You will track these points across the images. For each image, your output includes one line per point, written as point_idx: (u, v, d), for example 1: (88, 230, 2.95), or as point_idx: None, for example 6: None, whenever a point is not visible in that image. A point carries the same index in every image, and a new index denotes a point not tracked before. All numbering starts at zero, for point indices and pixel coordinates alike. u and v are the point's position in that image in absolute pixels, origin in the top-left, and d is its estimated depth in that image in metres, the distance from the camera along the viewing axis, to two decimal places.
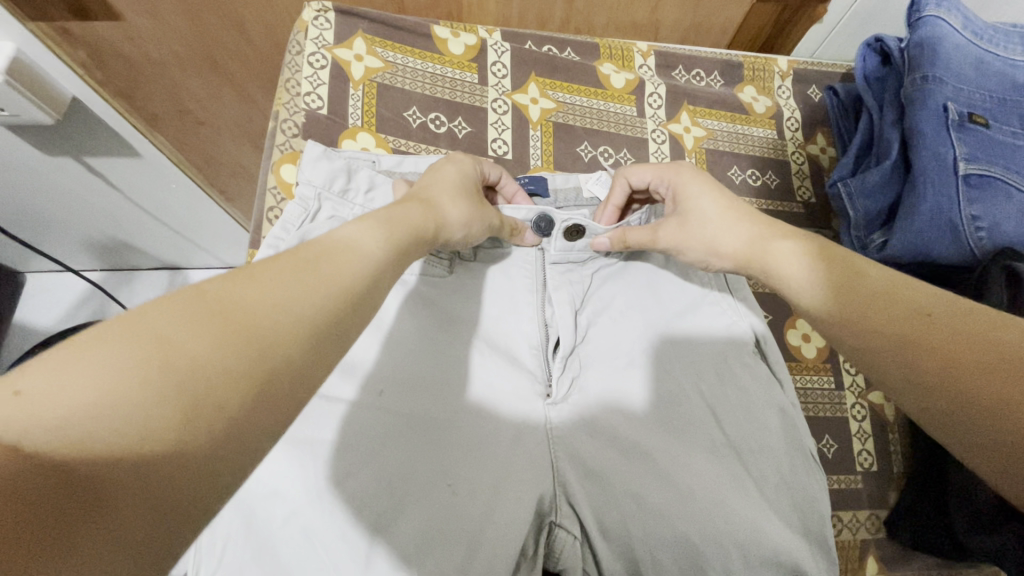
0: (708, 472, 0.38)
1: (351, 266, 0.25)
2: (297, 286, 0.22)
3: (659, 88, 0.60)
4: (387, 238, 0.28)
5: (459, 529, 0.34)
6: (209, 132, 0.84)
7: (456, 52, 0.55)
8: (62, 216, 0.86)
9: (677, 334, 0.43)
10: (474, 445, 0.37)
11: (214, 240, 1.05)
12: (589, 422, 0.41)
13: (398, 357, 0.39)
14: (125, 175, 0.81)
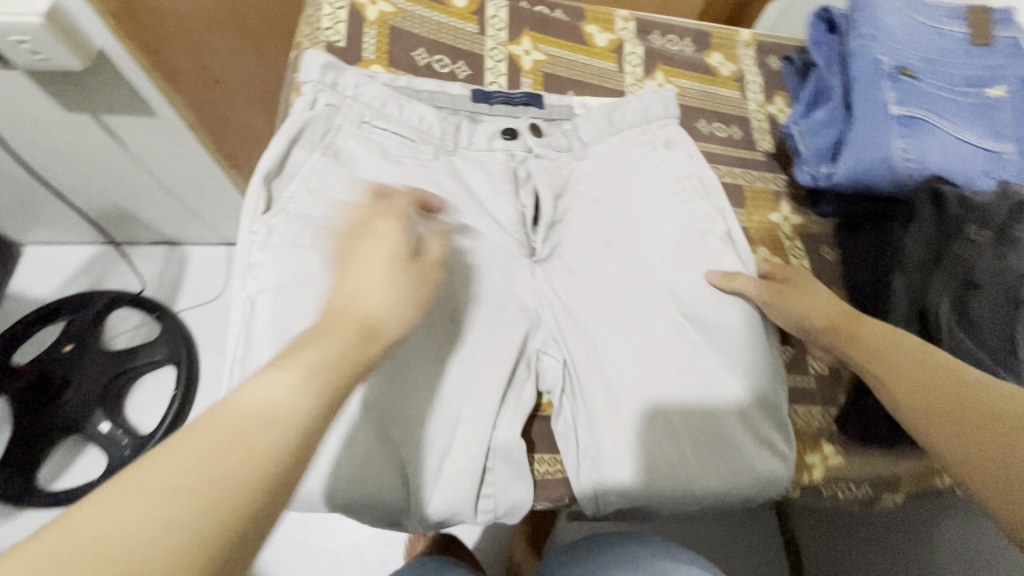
0: (660, 329, 0.50)
1: (269, 428, 0.25)
2: (194, 472, 0.23)
3: (637, 48, 0.68)
4: (307, 388, 0.27)
5: (469, 379, 0.44)
6: (222, 94, 0.90)
7: (459, 5, 0.63)
8: (65, 150, 0.93)
9: (639, 218, 0.55)
10: (478, 284, 0.49)
11: (199, 199, 1.14)
12: (559, 281, 0.52)
13: (413, 211, 0.50)
14: (133, 128, 0.90)
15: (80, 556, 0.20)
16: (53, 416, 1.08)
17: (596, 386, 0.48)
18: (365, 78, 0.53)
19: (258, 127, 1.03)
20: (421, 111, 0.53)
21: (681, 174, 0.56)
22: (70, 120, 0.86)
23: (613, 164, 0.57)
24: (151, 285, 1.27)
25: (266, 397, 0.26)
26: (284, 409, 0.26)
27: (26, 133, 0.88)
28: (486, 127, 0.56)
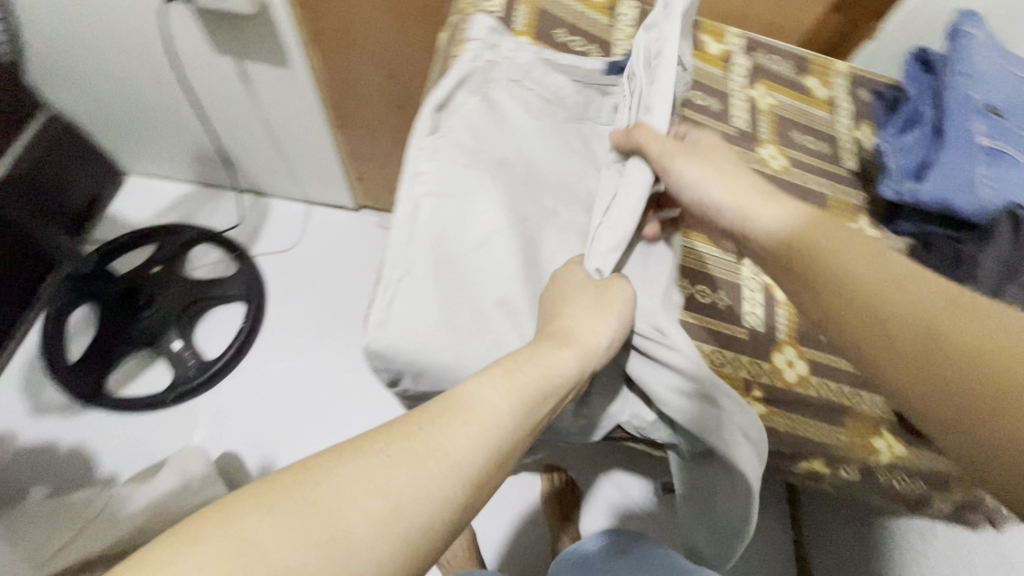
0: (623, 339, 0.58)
1: (483, 430, 0.38)
2: (434, 451, 0.35)
3: (743, 61, 0.76)
4: (516, 403, 0.40)
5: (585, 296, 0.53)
6: (351, 55, 0.96)
7: None
8: (203, 89, 1.06)
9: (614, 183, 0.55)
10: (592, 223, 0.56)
11: (298, 155, 1.24)
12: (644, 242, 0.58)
13: (545, 156, 0.57)
14: (265, 79, 1.01)
15: (328, 537, 0.30)
16: (133, 329, 1.17)
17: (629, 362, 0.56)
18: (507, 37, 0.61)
19: (375, 94, 1.05)
20: (560, 82, 0.61)
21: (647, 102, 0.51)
22: (216, 64, 0.98)
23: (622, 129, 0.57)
24: (234, 228, 1.37)
25: (484, 404, 0.39)
26: (494, 411, 0.38)
27: (178, 69, 1.01)
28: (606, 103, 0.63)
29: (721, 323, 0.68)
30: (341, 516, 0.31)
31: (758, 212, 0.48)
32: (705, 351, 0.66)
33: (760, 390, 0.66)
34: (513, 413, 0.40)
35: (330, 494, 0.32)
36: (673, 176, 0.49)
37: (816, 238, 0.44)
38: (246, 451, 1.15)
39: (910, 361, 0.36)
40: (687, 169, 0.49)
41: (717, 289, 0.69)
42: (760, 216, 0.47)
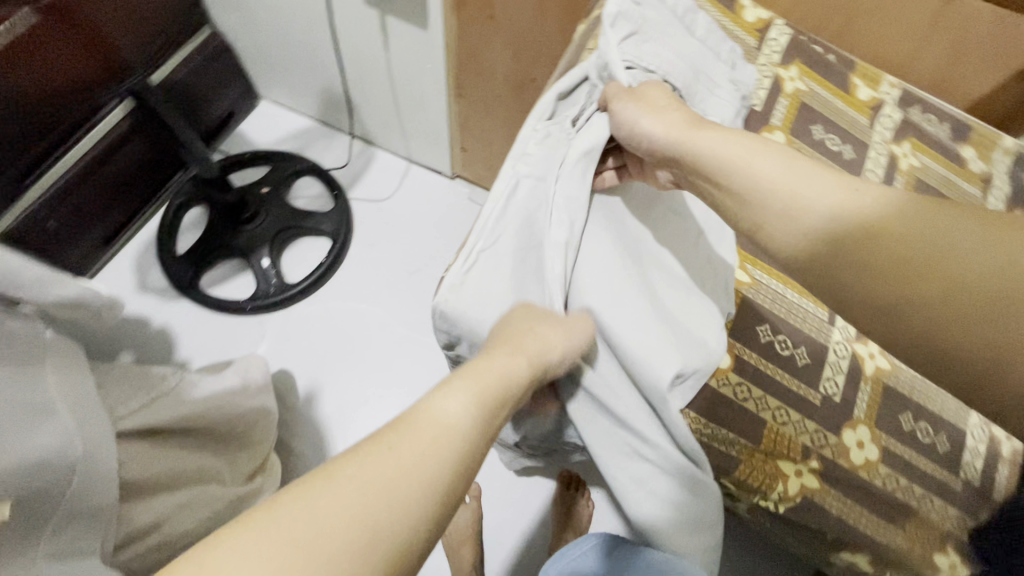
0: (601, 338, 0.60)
1: (451, 436, 0.43)
2: (405, 463, 0.40)
3: (894, 114, 0.71)
4: (475, 408, 0.45)
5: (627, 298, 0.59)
6: (485, 30, 0.98)
7: (749, 19, 0.72)
8: (347, 36, 1.14)
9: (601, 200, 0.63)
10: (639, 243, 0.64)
11: (412, 115, 1.30)
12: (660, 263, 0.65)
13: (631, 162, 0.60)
14: (402, 37, 1.06)
15: (303, 552, 0.35)
16: (233, 239, 1.28)
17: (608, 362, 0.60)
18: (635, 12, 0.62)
19: (498, 72, 1.06)
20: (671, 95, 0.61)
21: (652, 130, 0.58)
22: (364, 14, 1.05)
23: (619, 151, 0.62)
24: (340, 169, 1.46)
25: (448, 414, 0.44)
26: (455, 420, 0.43)
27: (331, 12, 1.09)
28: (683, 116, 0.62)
29: (795, 381, 0.64)
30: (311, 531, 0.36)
31: (696, 137, 0.55)
32: (769, 406, 0.63)
33: (819, 462, 0.62)
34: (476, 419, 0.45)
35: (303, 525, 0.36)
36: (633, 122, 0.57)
37: (799, 200, 0.50)
38: (298, 372, 1.23)
39: (944, 326, 0.43)
40: (622, 110, 0.57)
41: (801, 344, 0.65)
42: (700, 147, 0.55)
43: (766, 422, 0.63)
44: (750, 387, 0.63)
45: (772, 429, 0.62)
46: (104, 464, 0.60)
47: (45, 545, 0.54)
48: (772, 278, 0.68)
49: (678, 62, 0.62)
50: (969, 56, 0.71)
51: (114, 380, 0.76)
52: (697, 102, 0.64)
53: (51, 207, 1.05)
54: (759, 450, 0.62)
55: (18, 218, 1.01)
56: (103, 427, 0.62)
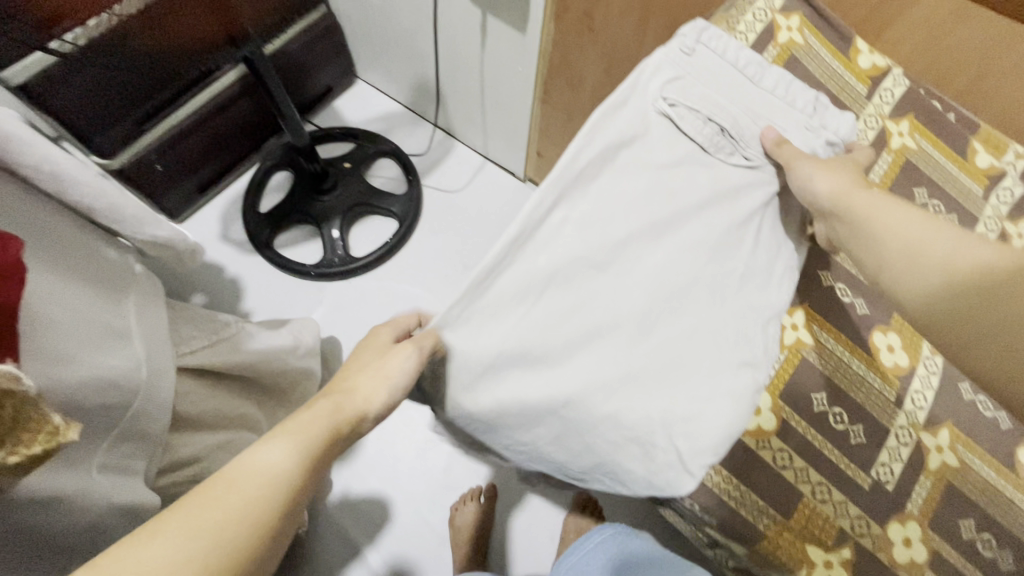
0: (623, 354, 0.57)
1: (268, 488, 0.41)
2: (196, 529, 0.37)
3: (1015, 187, 0.65)
4: (292, 456, 0.44)
5: (661, 310, 0.57)
6: (581, 43, 0.98)
7: (861, 65, 0.64)
8: (448, 31, 1.17)
9: (676, 207, 0.57)
10: (705, 247, 0.58)
11: (496, 115, 1.32)
12: (726, 285, 0.59)
13: (689, 171, 0.58)
14: (501, 39, 1.09)
15: None
16: (313, 206, 1.36)
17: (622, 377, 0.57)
18: (683, 61, 0.60)
19: (586, 85, 1.06)
20: (728, 124, 0.59)
21: (712, 149, 0.59)
22: (467, 14, 1.09)
23: (696, 169, 0.58)
24: (419, 155, 1.51)
25: (263, 466, 0.42)
26: (274, 469, 0.42)
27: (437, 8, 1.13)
28: (738, 161, 0.59)
29: (845, 461, 0.60)
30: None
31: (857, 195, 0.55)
32: (810, 480, 0.60)
33: (853, 549, 0.58)
34: (296, 465, 0.44)
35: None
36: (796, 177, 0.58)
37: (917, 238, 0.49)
38: (345, 342, 1.29)
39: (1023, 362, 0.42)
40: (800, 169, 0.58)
41: (859, 424, 0.60)
42: (852, 202, 0.55)
43: (803, 496, 0.59)
44: (792, 458, 0.60)
45: (808, 505, 0.59)
46: (161, 396, 0.66)
47: (102, 454, 0.60)
48: (838, 343, 0.62)
49: (736, 110, 0.60)
50: None
51: (183, 317, 0.81)
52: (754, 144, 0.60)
53: (160, 152, 1.16)
54: (788, 524, 0.59)
55: (133, 159, 1.12)
56: (166, 361, 0.68)
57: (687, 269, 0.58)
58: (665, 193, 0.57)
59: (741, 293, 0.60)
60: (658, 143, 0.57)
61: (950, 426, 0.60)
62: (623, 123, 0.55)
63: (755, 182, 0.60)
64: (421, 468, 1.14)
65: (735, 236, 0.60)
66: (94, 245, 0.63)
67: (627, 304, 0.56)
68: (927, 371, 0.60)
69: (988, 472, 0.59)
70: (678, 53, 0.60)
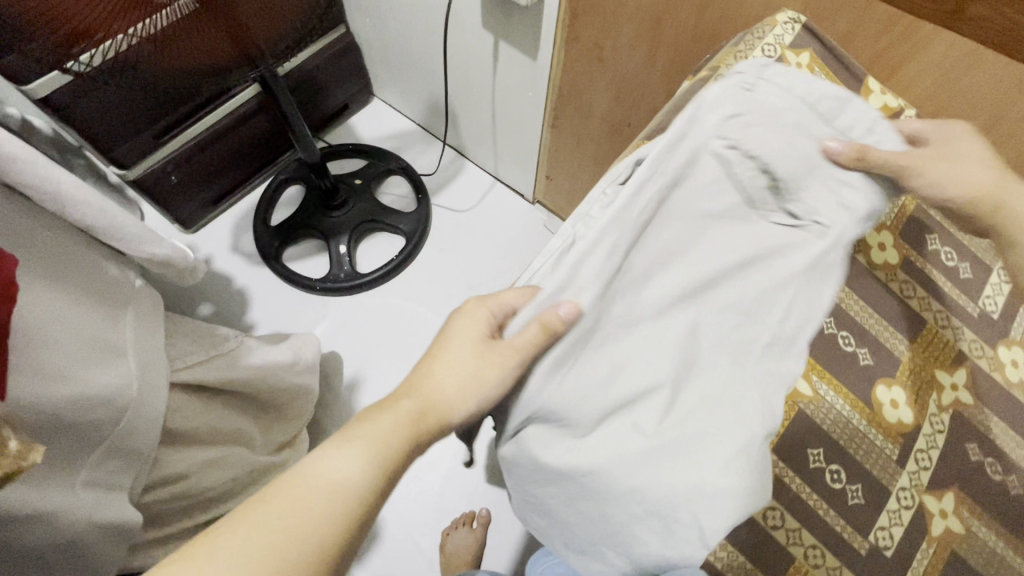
0: (644, 430, 0.48)
1: (344, 498, 0.43)
2: (273, 532, 0.40)
3: None
4: (363, 464, 0.45)
5: (688, 381, 0.49)
6: (592, 71, 0.98)
7: (872, 105, 0.63)
8: (461, 55, 1.19)
9: (715, 263, 0.50)
10: (743, 308, 0.51)
11: (506, 137, 1.33)
12: (764, 354, 0.51)
13: (728, 225, 0.50)
14: (513, 65, 1.09)
15: None
16: (321, 222, 1.37)
17: (641, 460, 0.48)
18: (744, 97, 0.48)
19: (596, 112, 1.06)
20: (784, 172, 0.49)
21: (755, 204, 0.50)
22: (480, 38, 1.10)
23: (735, 224, 0.50)
24: (429, 174, 1.52)
25: (333, 473, 0.44)
26: (344, 480, 0.44)
27: (451, 32, 1.14)
28: (781, 218, 0.51)
29: (842, 524, 0.51)
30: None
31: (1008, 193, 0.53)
32: (802, 542, 0.51)
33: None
34: (371, 477, 0.45)
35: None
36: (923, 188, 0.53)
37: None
38: (346, 358, 1.29)
39: None
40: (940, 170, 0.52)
41: (857, 482, 0.52)
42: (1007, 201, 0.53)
43: (793, 558, 0.51)
44: (784, 516, 0.51)
45: (800, 569, 0.51)
46: (150, 415, 0.66)
47: (87, 471, 0.60)
48: (840, 397, 0.54)
49: (797, 155, 0.49)
50: None
51: (183, 333, 0.81)
52: (803, 197, 0.51)
53: (178, 163, 1.18)
54: None
55: (149, 170, 1.13)
56: (159, 379, 0.68)
57: (720, 333, 0.51)
58: (694, 242, 0.50)
59: (771, 367, 0.51)
60: (706, 190, 0.48)
61: (955, 488, 0.53)
62: (672, 165, 0.45)
63: (802, 243, 0.51)
64: (414, 492, 1.12)
65: (777, 298, 0.52)
66: (98, 261, 0.63)
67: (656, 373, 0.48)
68: (931, 424, 0.54)
69: (995, 543, 0.52)
70: (739, 85, 0.48)
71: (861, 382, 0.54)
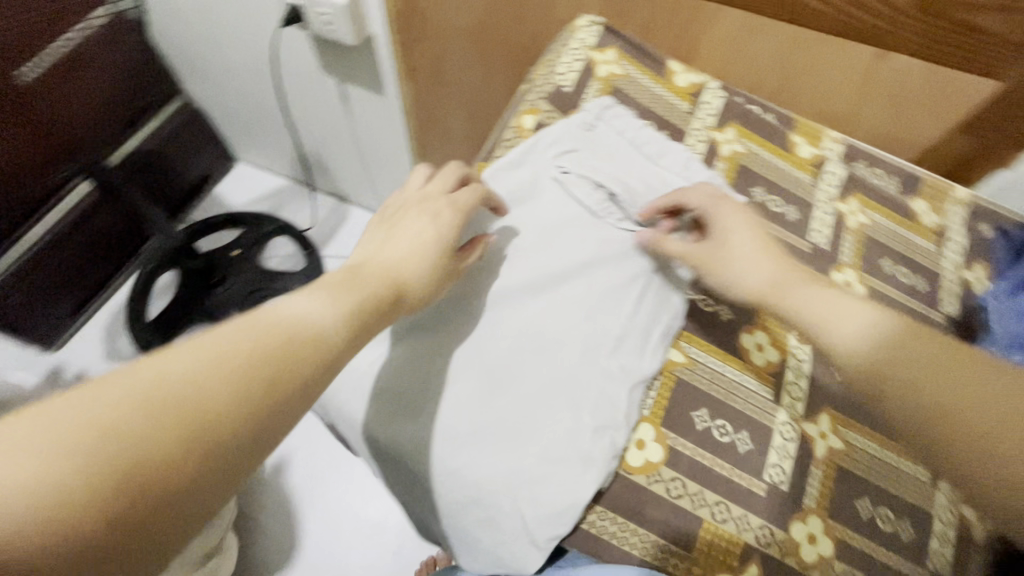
0: (493, 438, 0.44)
1: (313, 349, 0.33)
2: (212, 371, 0.29)
3: (838, 170, 0.67)
4: (328, 311, 0.35)
5: (551, 385, 0.46)
6: (439, 95, 1.00)
7: (679, 85, 0.66)
8: (310, 103, 1.15)
9: (565, 272, 0.51)
10: (596, 301, 0.50)
11: (380, 173, 1.31)
12: (628, 346, 0.49)
13: (576, 235, 0.53)
14: (362, 102, 1.07)
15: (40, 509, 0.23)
16: (206, 301, 1.27)
17: (490, 473, 0.43)
18: (584, 136, 0.57)
19: (455, 132, 1.08)
20: (611, 187, 0.54)
21: (595, 214, 0.54)
22: (321, 86, 1.07)
23: (574, 229, 0.53)
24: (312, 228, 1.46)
25: (290, 310, 0.34)
26: (304, 321, 0.34)
27: (290, 82, 1.10)
28: (624, 226, 0.54)
29: (736, 471, 0.49)
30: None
31: (778, 292, 0.45)
32: (708, 502, 0.47)
33: (762, 564, 0.46)
34: (345, 332, 0.35)
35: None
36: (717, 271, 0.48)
37: (829, 320, 0.41)
38: None
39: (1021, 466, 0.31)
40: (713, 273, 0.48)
41: (742, 428, 0.51)
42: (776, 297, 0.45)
43: (702, 521, 0.46)
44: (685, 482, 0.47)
45: (710, 530, 0.46)
46: None
47: None
48: (709, 354, 0.54)
49: (632, 176, 0.55)
50: (908, 109, 0.65)
51: None
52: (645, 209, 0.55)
53: (19, 280, 1.04)
54: (693, 558, 0.45)
55: None
56: None
57: (574, 331, 0.48)
58: (512, 245, 0.52)
59: (649, 365, 0.49)
60: (551, 213, 0.54)
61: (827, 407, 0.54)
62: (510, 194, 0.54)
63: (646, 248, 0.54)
64: None
65: (638, 295, 0.51)
66: None
67: (519, 388, 0.46)
68: (793, 361, 0.55)
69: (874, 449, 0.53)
70: (580, 127, 0.58)
71: (726, 337, 0.55)
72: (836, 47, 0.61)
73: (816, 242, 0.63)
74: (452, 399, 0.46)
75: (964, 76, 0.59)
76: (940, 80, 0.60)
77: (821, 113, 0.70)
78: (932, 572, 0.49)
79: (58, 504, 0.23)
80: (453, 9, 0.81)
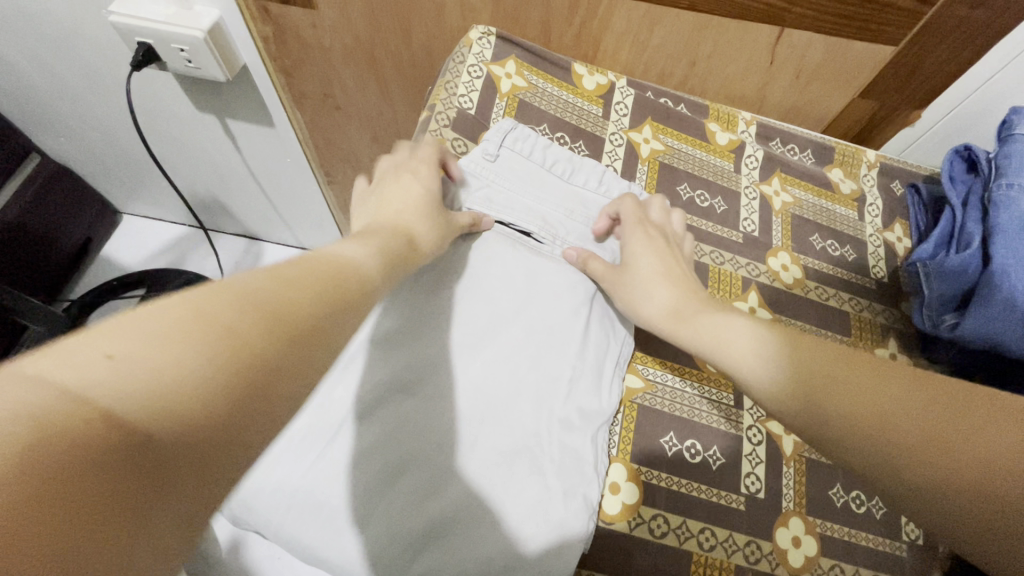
0: (468, 530, 0.41)
1: (356, 281, 0.35)
2: (280, 285, 0.29)
3: (756, 152, 0.66)
4: (372, 253, 0.39)
5: (506, 450, 0.43)
6: (338, 120, 0.91)
7: (587, 88, 0.63)
8: (189, 146, 1.01)
9: (499, 321, 0.48)
10: (538, 348, 0.48)
11: (288, 206, 1.20)
12: (579, 389, 0.47)
13: (501, 277, 0.50)
14: (250, 138, 0.96)
15: (172, 356, 0.23)
16: None
17: (468, 562, 0.40)
18: (491, 167, 0.55)
19: (362, 155, 1.01)
20: (527, 223, 0.54)
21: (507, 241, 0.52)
22: (197, 127, 0.94)
23: (498, 273, 0.50)
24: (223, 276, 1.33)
25: (345, 254, 0.37)
26: (358, 261, 0.36)
27: (160, 126, 0.96)
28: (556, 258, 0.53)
29: (714, 491, 0.48)
30: (72, 434, 0.19)
31: (688, 326, 0.46)
32: (692, 532, 0.46)
33: None
34: (383, 271, 0.38)
35: (62, 439, 0.18)
36: (631, 303, 0.50)
37: (728, 348, 0.43)
38: None
39: (923, 437, 0.31)
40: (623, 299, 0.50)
41: (712, 444, 0.49)
42: (686, 330, 0.46)
43: (691, 555, 0.45)
44: (668, 518, 0.45)
45: (701, 561, 0.45)
46: None
47: None
48: (665, 372, 0.52)
49: (547, 206, 0.55)
50: (815, 83, 0.65)
51: None
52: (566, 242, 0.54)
53: None
54: None
55: None
56: None
57: (521, 386, 0.46)
58: (437, 305, 0.48)
59: (602, 400, 0.48)
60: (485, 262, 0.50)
61: None
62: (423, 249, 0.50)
63: (571, 278, 0.52)
64: None
65: (582, 331, 0.49)
66: None
67: (475, 462, 0.43)
68: None
69: None
70: (483, 160, 0.55)
71: (679, 350, 0.54)
72: (740, 30, 0.59)
73: (747, 232, 0.62)
74: (403, 494, 0.41)
75: (866, 45, 0.59)
76: (842, 53, 0.60)
77: (732, 96, 0.69)
78: (905, 542, 0.51)
79: (168, 396, 0.22)
80: (331, 28, 0.72)
